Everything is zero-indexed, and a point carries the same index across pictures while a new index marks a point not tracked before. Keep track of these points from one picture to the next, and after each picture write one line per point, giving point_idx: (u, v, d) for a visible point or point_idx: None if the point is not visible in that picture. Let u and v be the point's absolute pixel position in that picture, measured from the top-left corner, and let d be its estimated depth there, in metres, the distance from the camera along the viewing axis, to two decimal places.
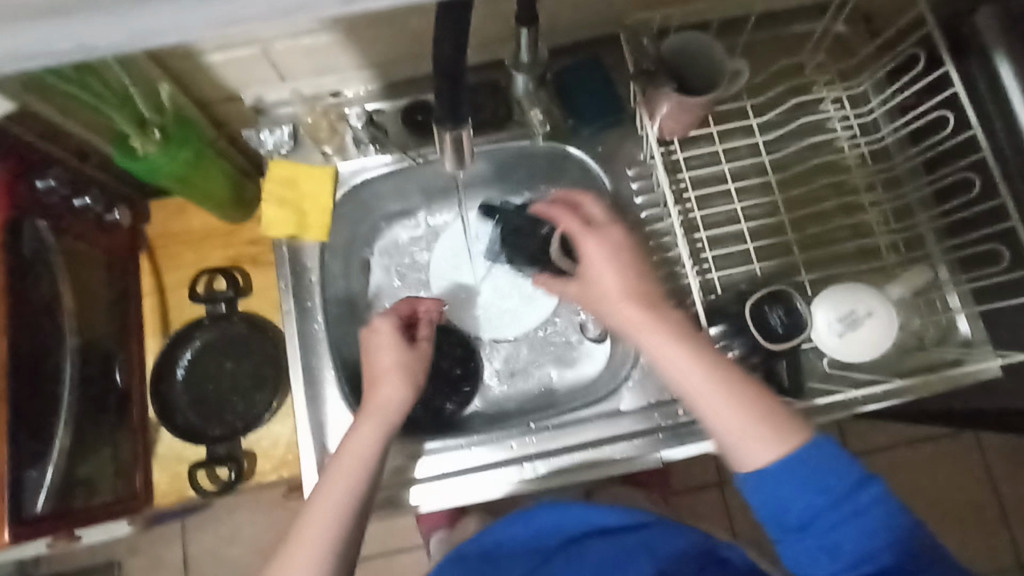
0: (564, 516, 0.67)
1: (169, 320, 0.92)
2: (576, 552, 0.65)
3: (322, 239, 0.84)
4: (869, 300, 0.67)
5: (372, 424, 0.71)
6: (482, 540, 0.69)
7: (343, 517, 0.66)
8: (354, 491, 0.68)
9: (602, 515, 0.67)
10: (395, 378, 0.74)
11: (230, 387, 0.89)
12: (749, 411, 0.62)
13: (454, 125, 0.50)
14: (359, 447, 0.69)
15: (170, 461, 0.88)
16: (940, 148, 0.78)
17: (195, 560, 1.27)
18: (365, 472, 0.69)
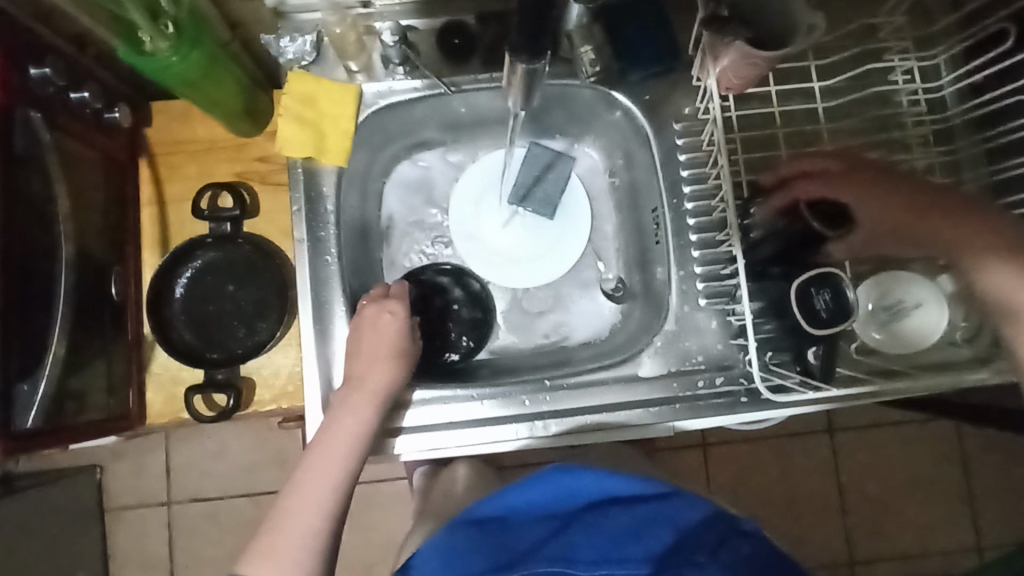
0: (579, 482, 0.61)
1: (169, 235, 0.87)
2: (592, 521, 0.57)
3: (340, 165, 0.78)
4: (918, 293, 0.73)
5: (364, 406, 0.70)
6: (495, 503, 0.62)
7: (327, 499, 0.64)
8: (340, 471, 0.66)
9: (617, 482, 0.61)
10: (390, 362, 0.72)
11: (232, 311, 0.85)
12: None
13: (530, 59, 0.47)
14: (344, 430, 0.67)
15: (165, 381, 0.85)
16: (1009, 136, 0.73)
17: (180, 470, 1.26)
18: (351, 456, 0.67)
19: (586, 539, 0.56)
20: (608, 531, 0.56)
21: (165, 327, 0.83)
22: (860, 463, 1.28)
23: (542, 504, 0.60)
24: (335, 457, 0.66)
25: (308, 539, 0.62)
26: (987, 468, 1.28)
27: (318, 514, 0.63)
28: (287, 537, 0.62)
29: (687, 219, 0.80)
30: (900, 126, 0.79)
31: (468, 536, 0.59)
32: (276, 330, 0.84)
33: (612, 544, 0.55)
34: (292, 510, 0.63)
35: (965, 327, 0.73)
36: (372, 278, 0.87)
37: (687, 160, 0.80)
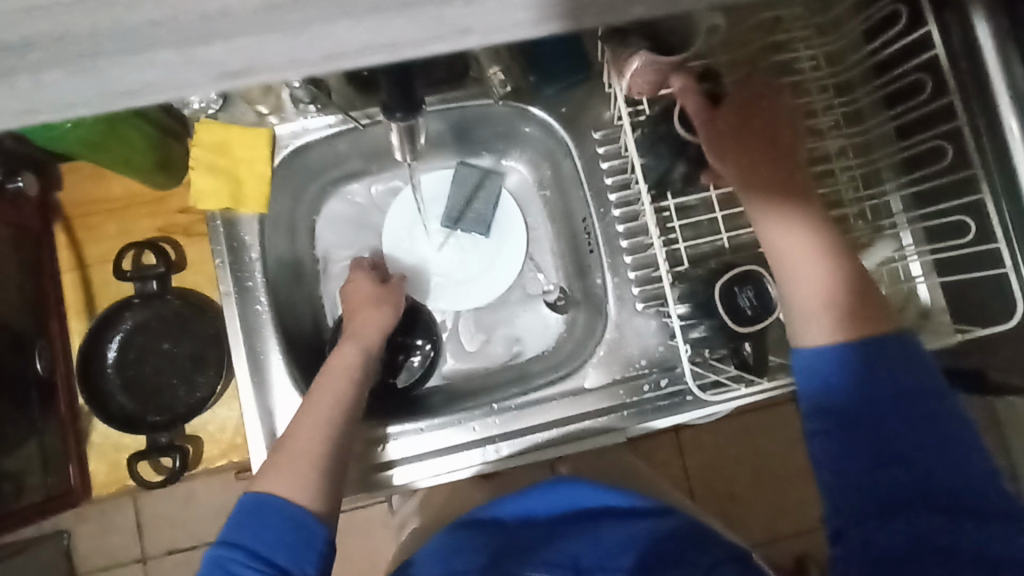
0: (578, 495, 0.62)
1: (94, 299, 0.84)
2: (589, 527, 0.58)
3: (261, 211, 0.76)
4: None
5: (353, 347, 0.72)
6: (493, 510, 0.63)
7: (334, 419, 0.65)
8: (345, 396, 0.68)
9: (614, 497, 0.61)
10: (372, 309, 0.77)
11: (169, 370, 0.83)
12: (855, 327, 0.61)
13: (406, 115, 0.46)
14: (344, 359, 0.70)
15: (108, 449, 0.82)
16: (912, 115, 0.75)
17: (149, 525, 1.21)
18: (354, 381, 0.69)
19: (585, 540, 0.56)
20: (600, 538, 0.56)
21: (99, 395, 0.81)
22: None
23: (541, 514, 0.62)
24: (340, 384, 0.68)
25: (310, 457, 0.62)
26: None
27: (325, 430, 0.64)
28: (298, 451, 0.62)
29: (616, 226, 0.80)
30: (812, 112, 0.81)
31: (472, 538, 0.60)
32: (216, 385, 0.81)
33: (605, 546, 0.54)
34: (300, 432, 0.64)
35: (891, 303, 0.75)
36: (310, 318, 0.85)
37: (610, 168, 0.80)
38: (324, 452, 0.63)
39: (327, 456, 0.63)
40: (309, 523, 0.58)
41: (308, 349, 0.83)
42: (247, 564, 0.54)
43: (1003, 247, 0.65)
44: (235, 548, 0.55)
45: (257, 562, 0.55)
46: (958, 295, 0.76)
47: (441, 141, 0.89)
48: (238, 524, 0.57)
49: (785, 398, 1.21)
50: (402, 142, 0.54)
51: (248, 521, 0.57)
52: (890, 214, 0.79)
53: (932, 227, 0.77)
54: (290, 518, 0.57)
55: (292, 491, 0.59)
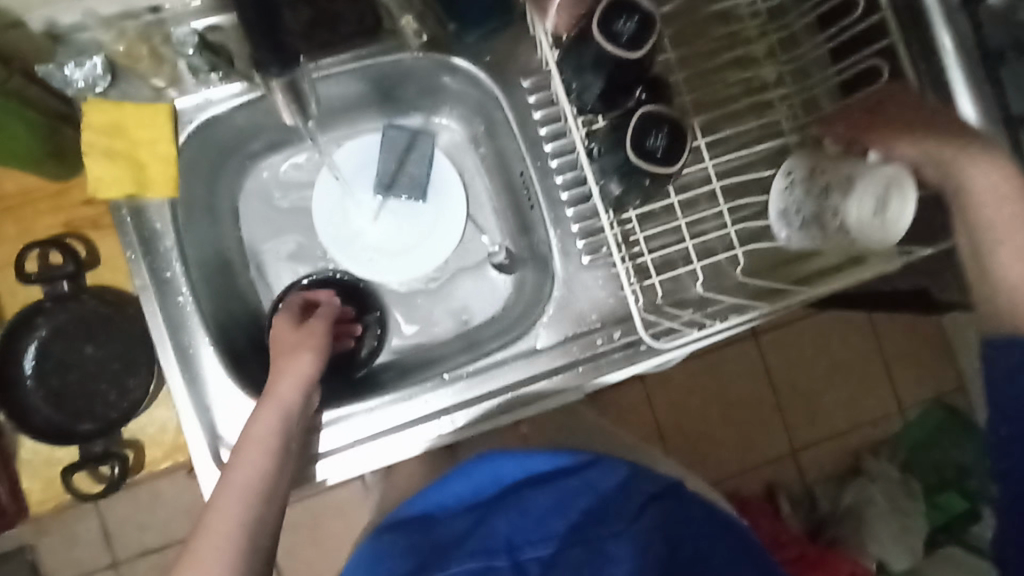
0: (500, 468, 0.58)
1: (1, 306, 0.78)
2: (515, 502, 0.54)
3: (171, 195, 0.70)
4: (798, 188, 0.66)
5: (269, 414, 0.66)
6: (415, 506, 0.58)
7: (256, 502, 0.62)
8: (262, 474, 0.63)
9: (539, 460, 0.58)
10: (289, 362, 0.70)
11: (95, 376, 0.77)
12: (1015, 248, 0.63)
13: (281, 69, 0.49)
14: (258, 433, 0.65)
15: (40, 465, 0.77)
16: (846, 34, 0.72)
17: (117, 533, 1.16)
18: (271, 454, 0.64)
19: (516, 523, 0.52)
20: (530, 516, 0.53)
21: (22, 411, 0.75)
22: (786, 359, 1.23)
23: (468, 497, 0.57)
24: (258, 460, 0.63)
25: (229, 547, 0.59)
26: (897, 342, 1.24)
27: (242, 519, 0.61)
28: (211, 544, 0.59)
29: (555, 177, 0.77)
30: (746, 41, 0.78)
31: (396, 538, 0.54)
32: (149, 384, 0.76)
33: (536, 524, 0.52)
34: (215, 516, 0.60)
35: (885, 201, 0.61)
36: (242, 304, 0.80)
37: (543, 117, 0.76)
38: (236, 542, 0.60)
39: (245, 541, 0.60)
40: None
41: (246, 337, 0.78)
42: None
43: None
44: None
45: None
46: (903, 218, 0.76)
47: (363, 103, 0.83)
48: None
49: (745, 335, 1.22)
50: (294, 117, 0.59)
51: None
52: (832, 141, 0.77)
53: None
54: None
55: None
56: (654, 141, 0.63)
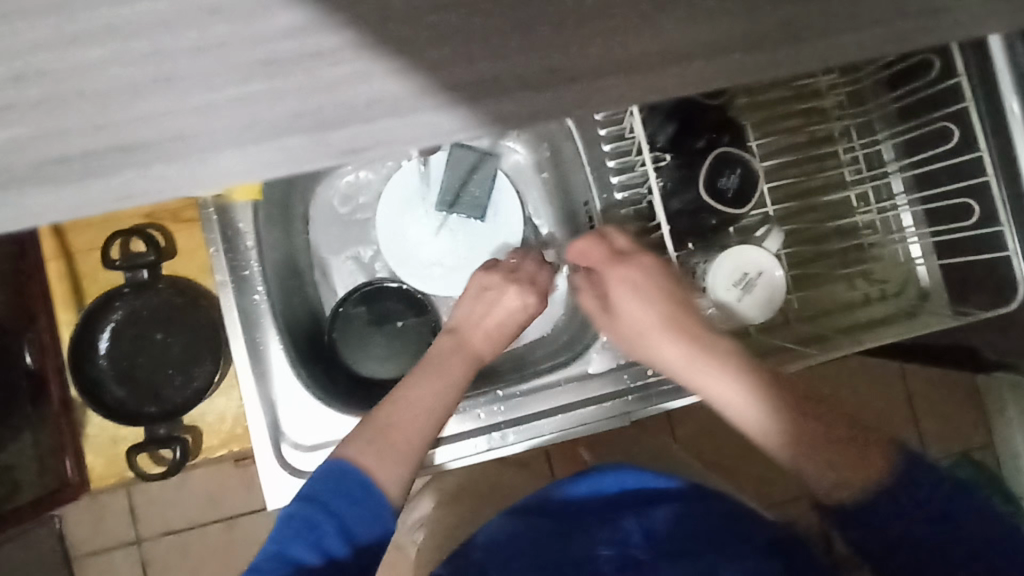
0: (600, 482, 0.71)
1: (82, 288, 0.81)
2: (610, 513, 0.66)
3: (255, 198, 0.73)
4: (756, 261, 0.67)
5: (458, 364, 0.69)
6: (535, 502, 0.72)
7: (414, 456, 0.62)
8: (431, 425, 0.64)
9: (645, 481, 0.70)
10: (505, 299, 0.75)
11: (164, 361, 0.81)
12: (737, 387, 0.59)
13: None
14: (420, 395, 0.64)
15: (103, 442, 0.80)
16: (918, 94, 0.73)
17: (142, 510, 1.19)
18: (459, 384, 0.67)
19: (635, 525, 0.63)
20: (624, 520, 0.64)
21: (94, 389, 0.78)
22: (824, 401, 1.22)
23: (580, 499, 0.70)
24: (432, 384, 0.66)
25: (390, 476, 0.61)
26: (927, 395, 1.23)
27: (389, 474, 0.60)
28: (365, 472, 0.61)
29: (619, 209, 0.79)
30: (817, 92, 0.79)
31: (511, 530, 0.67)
32: (214, 374, 0.80)
33: (631, 530, 0.63)
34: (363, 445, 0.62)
35: (746, 279, 0.67)
36: (303, 305, 0.83)
37: (612, 151, 0.78)
38: (412, 456, 0.61)
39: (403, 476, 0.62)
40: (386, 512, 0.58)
41: (308, 336, 0.81)
42: (303, 542, 0.54)
43: (1008, 230, 0.65)
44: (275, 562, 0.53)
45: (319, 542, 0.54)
46: (959, 278, 0.77)
47: None
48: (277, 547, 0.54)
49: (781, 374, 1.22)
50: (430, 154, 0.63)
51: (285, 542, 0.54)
52: (892, 195, 0.79)
53: (932, 208, 0.77)
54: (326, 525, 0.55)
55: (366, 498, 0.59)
56: (727, 180, 0.66)
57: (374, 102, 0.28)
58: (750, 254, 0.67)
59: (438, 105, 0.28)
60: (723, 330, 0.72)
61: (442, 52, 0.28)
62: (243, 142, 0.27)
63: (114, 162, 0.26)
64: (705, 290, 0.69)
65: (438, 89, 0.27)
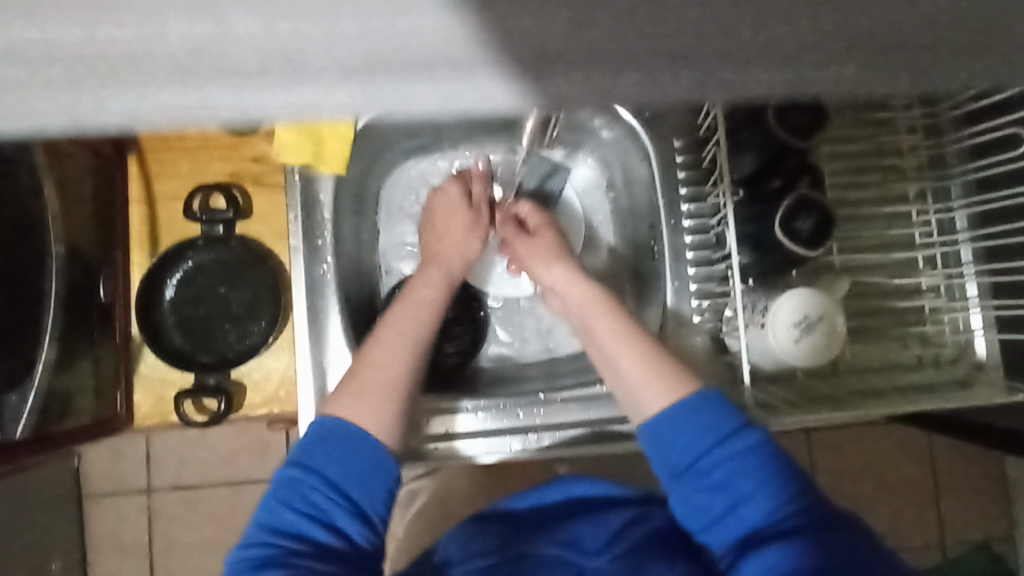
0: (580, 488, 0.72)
1: (159, 235, 0.85)
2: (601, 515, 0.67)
3: (338, 172, 0.77)
4: (820, 305, 0.68)
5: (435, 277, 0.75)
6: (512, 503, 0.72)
7: (414, 348, 0.67)
8: (427, 322, 0.70)
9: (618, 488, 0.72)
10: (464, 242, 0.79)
11: (222, 314, 0.84)
12: (641, 352, 0.64)
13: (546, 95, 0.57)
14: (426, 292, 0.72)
15: (153, 382, 0.84)
16: (999, 168, 0.74)
17: (160, 461, 1.21)
18: (433, 309, 0.71)
19: (590, 531, 0.65)
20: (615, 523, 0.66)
21: (156, 330, 0.82)
22: (857, 463, 1.19)
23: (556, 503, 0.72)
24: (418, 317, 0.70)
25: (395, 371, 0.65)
26: (951, 471, 1.20)
27: (399, 368, 0.66)
28: (371, 385, 0.63)
29: (684, 237, 0.80)
30: (897, 151, 0.80)
31: (485, 525, 0.69)
32: (269, 333, 0.82)
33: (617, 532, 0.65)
34: (372, 358, 0.65)
35: (808, 321, 0.67)
36: (365, 282, 0.85)
37: (686, 178, 0.80)
38: (400, 390, 0.64)
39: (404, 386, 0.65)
40: (383, 457, 0.60)
41: (365, 312, 0.84)
42: (322, 496, 0.57)
43: None
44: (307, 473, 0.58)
45: (333, 495, 0.58)
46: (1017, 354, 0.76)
47: (507, 127, 0.86)
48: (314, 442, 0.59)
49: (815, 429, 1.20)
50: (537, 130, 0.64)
51: (324, 445, 0.59)
52: (959, 264, 0.79)
53: (999, 281, 0.77)
54: (365, 445, 0.60)
55: (372, 424, 0.61)
56: (803, 224, 0.66)
57: (407, 45, 0.23)
58: (815, 297, 0.68)
59: (499, 77, 0.24)
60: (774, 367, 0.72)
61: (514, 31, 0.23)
62: (230, 78, 0.23)
63: (81, 81, 0.22)
64: (765, 325, 0.69)
65: (490, 55, 0.23)
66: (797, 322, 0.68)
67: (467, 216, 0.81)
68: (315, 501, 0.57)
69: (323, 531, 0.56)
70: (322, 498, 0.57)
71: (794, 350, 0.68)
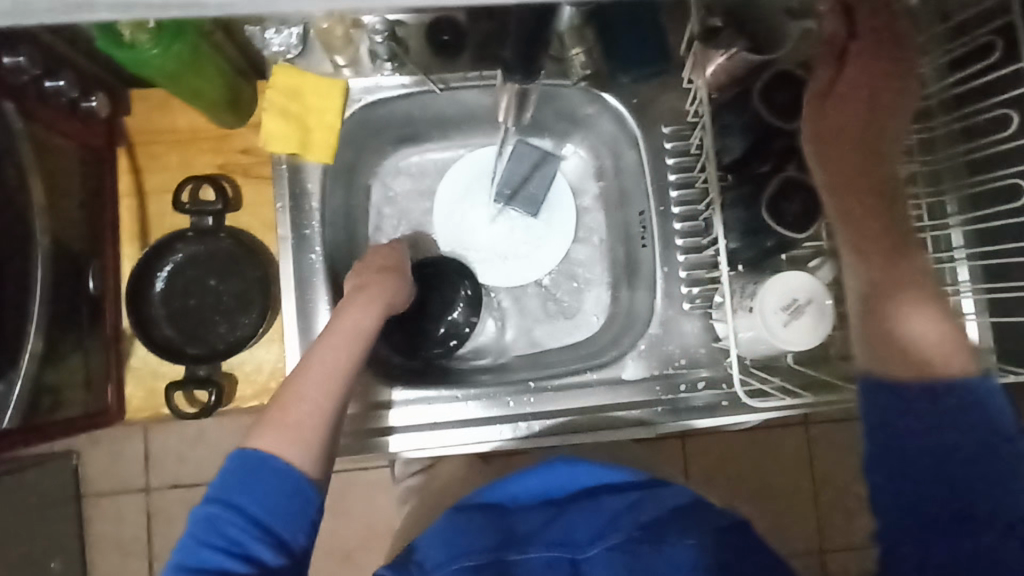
0: (574, 474, 0.69)
1: (149, 228, 0.85)
2: (592, 503, 0.66)
3: (326, 161, 0.77)
4: (808, 288, 0.67)
5: (361, 309, 0.69)
6: (495, 493, 0.68)
7: (336, 386, 0.63)
8: (348, 357, 0.65)
9: (613, 473, 0.69)
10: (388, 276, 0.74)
11: (213, 306, 0.84)
12: (933, 320, 0.59)
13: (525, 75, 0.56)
14: (353, 326, 0.67)
15: (145, 375, 0.83)
16: (988, 151, 0.73)
17: (155, 459, 1.20)
18: (357, 344, 0.66)
19: (582, 523, 0.63)
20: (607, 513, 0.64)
21: (146, 323, 0.82)
22: None
23: (540, 492, 0.68)
24: (346, 345, 0.65)
25: (312, 415, 0.61)
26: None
27: (321, 404, 0.61)
28: (287, 422, 0.59)
29: (674, 223, 0.80)
30: None
31: (473, 516, 0.65)
32: (258, 326, 0.82)
33: (608, 522, 0.63)
34: (293, 394, 0.61)
35: (795, 304, 0.67)
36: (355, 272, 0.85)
37: (675, 165, 0.80)
38: (317, 429, 0.60)
39: (322, 425, 0.61)
40: (305, 490, 0.57)
41: None
42: (232, 526, 0.54)
43: None
44: (226, 507, 0.54)
45: (248, 524, 0.54)
46: (1008, 337, 0.76)
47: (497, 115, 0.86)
48: (225, 483, 0.55)
49: None
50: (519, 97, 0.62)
51: (242, 479, 0.55)
52: (951, 247, 0.78)
53: (991, 265, 0.77)
54: (283, 483, 0.56)
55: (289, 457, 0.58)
56: (789, 208, 0.67)
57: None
58: (800, 280, 0.67)
59: None
60: (763, 353, 0.72)
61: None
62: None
63: None
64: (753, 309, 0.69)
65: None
66: (784, 306, 0.67)
67: (391, 252, 0.77)
68: (230, 534, 0.53)
69: (235, 561, 0.52)
70: (237, 529, 0.54)
71: (784, 335, 0.67)
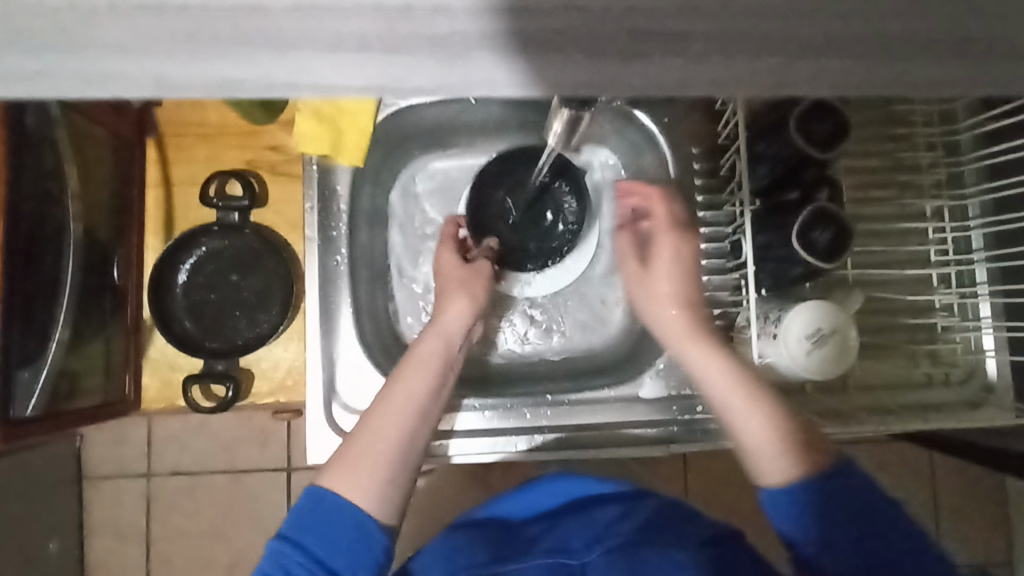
0: (570, 487, 0.70)
1: (175, 220, 0.86)
2: (584, 514, 0.66)
3: (356, 164, 0.76)
4: (834, 317, 0.67)
5: (435, 340, 0.70)
6: (490, 510, 0.70)
7: (410, 422, 0.63)
8: (424, 391, 0.65)
9: (602, 485, 0.70)
10: (458, 296, 0.74)
11: (234, 301, 0.84)
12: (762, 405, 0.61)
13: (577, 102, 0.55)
14: (427, 357, 0.68)
15: (163, 367, 0.85)
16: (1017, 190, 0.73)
17: (160, 447, 1.20)
18: (434, 374, 0.66)
19: (576, 532, 0.63)
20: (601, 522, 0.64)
21: (167, 315, 0.82)
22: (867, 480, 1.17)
23: (536, 508, 0.69)
24: (425, 379, 0.66)
25: (391, 452, 0.61)
26: (952, 493, 1.18)
27: (398, 440, 0.62)
28: (363, 460, 0.60)
29: (698, 244, 0.80)
30: (915, 167, 0.79)
31: (469, 533, 0.67)
32: (278, 323, 0.83)
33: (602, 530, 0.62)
34: (371, 427, 0.62)
35: (822, 333, 0.67)
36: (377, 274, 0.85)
37: (702, 186, 0.80)
38: (394, 467, 0.61)
39: (398, 460, 0.61)
40: (372, 528, 0.59)
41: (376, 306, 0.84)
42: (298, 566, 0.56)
43: None
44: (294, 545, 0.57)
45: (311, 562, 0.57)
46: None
47: (526, 126, 0.86)
48: (296, 517, 0.58)
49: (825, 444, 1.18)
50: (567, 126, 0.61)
51: (310, 511, 0.58)
52: (974, 283, 0.78)
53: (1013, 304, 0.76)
54: (351, 520, 0.58)
55: (361, 496, 0.59)
56: (821, 237, 0.66)
57: (438, 24, 0.23)
58: (827, 307, 0.68)
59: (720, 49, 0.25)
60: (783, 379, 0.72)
61: (549, 35, 0.24)
62: (279, 30, 0.23)
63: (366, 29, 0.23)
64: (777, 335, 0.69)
65: (530, 70, 0.24)
66: (812, 333, 0.67)
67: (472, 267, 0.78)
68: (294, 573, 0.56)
69: None
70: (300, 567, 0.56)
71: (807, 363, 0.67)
